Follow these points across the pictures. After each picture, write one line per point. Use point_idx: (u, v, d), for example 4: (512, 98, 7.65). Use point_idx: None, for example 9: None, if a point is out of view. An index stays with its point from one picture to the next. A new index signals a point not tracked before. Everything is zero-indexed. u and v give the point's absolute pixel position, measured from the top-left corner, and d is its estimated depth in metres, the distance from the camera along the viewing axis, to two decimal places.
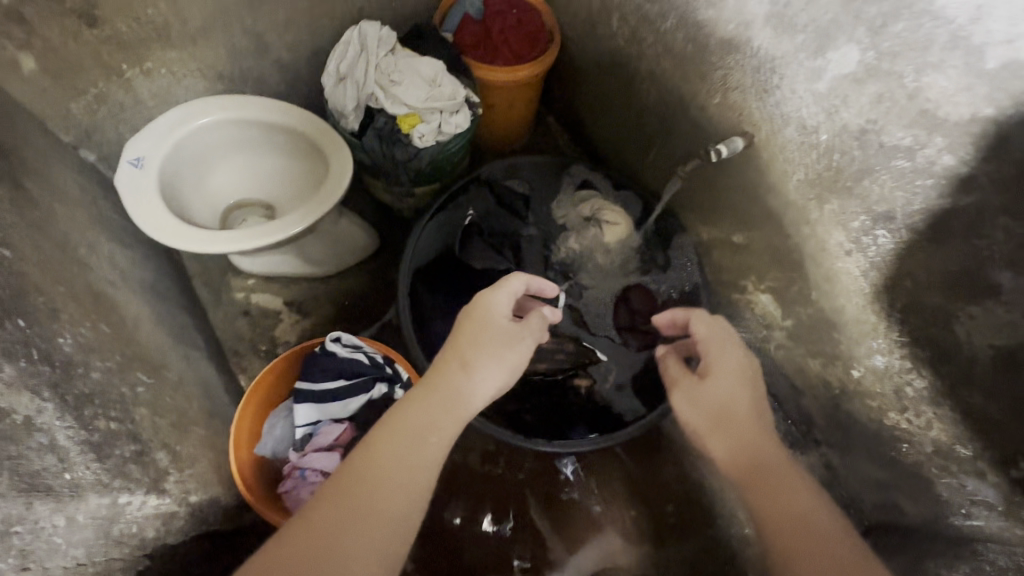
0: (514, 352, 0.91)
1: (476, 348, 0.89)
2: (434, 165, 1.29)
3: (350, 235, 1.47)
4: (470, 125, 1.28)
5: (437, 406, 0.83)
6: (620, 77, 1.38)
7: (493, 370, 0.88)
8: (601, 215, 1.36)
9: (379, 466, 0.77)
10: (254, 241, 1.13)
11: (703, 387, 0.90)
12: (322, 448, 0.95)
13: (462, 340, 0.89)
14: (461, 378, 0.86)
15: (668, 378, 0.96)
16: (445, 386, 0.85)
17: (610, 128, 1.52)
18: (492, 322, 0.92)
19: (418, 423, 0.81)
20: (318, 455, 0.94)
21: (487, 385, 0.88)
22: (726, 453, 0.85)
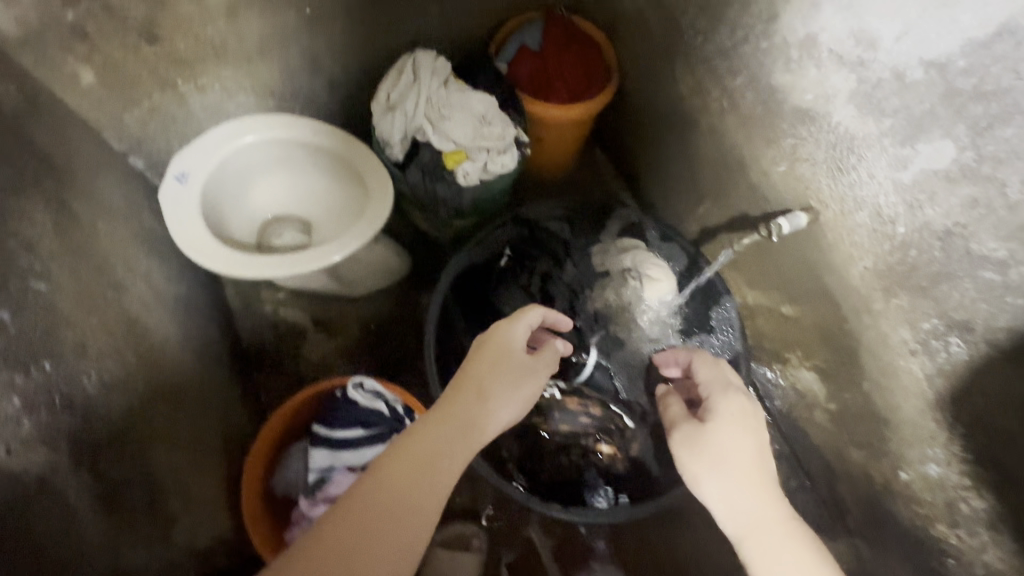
0: (529, 385, 0.86)
1: (493, 378, 0.84)
2: (476, 203, 1.26)
3: (382, 260, 1.43)
4: (517, 166, 1.23)
5: (453, 434, 0.76)
6: (679, 126, 1.31)
7: (509, 400, 0.83)
8: (643, 268, 1.29)
9: (388, 491, 0.70)
10: (286, 268, 1.11)
11: (707, 431, 0.85)
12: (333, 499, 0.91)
13: (479, 368, 0.84)
14: (478, 405, 0.80)
15: (669, 419, 0.91)
16: (464, 415, 0.79)
17: (661, 174, 1.45)
18: (511, 352, 0.87)
19: (432, 448, 0.74)
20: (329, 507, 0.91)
21: (504, 415, 0.83)
22: (721, 499, 0.81)
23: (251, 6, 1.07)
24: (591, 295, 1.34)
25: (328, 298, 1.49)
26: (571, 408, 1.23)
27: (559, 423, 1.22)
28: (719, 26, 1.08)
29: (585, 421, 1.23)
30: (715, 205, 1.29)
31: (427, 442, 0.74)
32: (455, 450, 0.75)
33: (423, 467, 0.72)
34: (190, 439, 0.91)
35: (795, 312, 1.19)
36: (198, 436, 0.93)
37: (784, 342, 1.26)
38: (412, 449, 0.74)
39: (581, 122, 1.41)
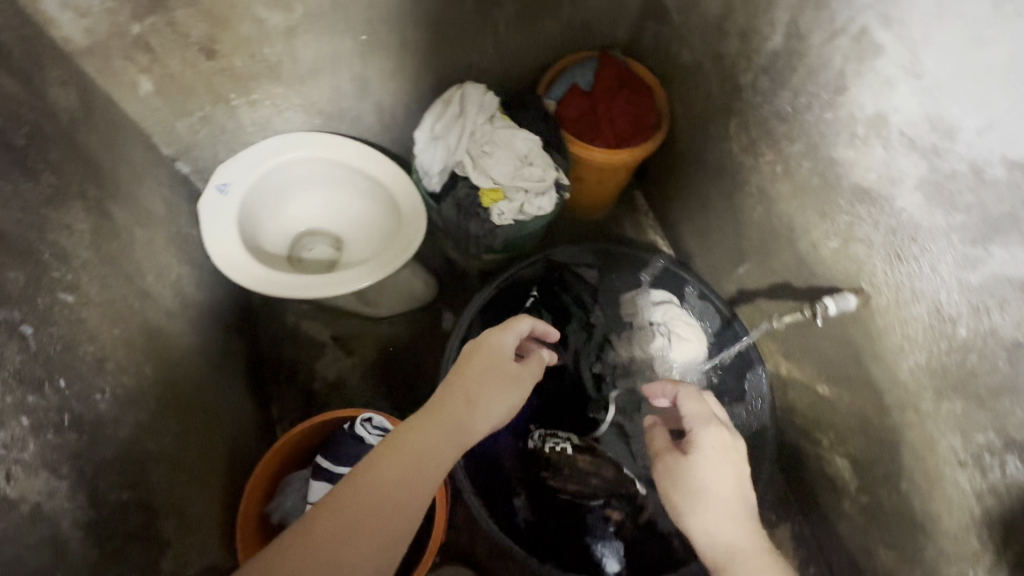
0: (516, 393, 0.82)
1: (483, 382, 0.80)
2: (508, 242, 1.23)
3: (409, 286, 1.44)
4: (554, 210, 1.21)
5: (437, 436, 0.73)
6: (727, 184, 1.27)
7: (498, 404, 0.79)
8: (674, 327, 1.26)
9: (367, 490, 0.66)
10: (311, 290, 1.12)
11: (690, 464, 0.80)
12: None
13: (468, 373, 0.80)
14: (465, 408, 0.77)
15: (654, 452, 0.85)
16: (453, 420, 0.75)
17: (704, 229, 1.40)
18: (500, 358, 0.83)
19: (415, 450, 0.71)
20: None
21: (492, 418, 0.79)
22: (703, 535, 0.75)
23: (309, 30, 1.09)
24: (618, 346, 1.31)
25: (351, 315, 1.48)
26: (584, 465, 1.17)
27: (569, 479, 1.16)
28: (781, 90, 1.03)
29: (598, 481, 1.16)
30: (758, 269, 1.23)
31: (408, 443, 0.71)
32: (438, 451, 0.72)
33: (404, 469, 0.69)
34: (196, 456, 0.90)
35: (831, 392, 1.10)
36: (203, 453, 0.93)
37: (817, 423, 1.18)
38: (391, 449, 0.70)
39: (624, 167, 1.38)
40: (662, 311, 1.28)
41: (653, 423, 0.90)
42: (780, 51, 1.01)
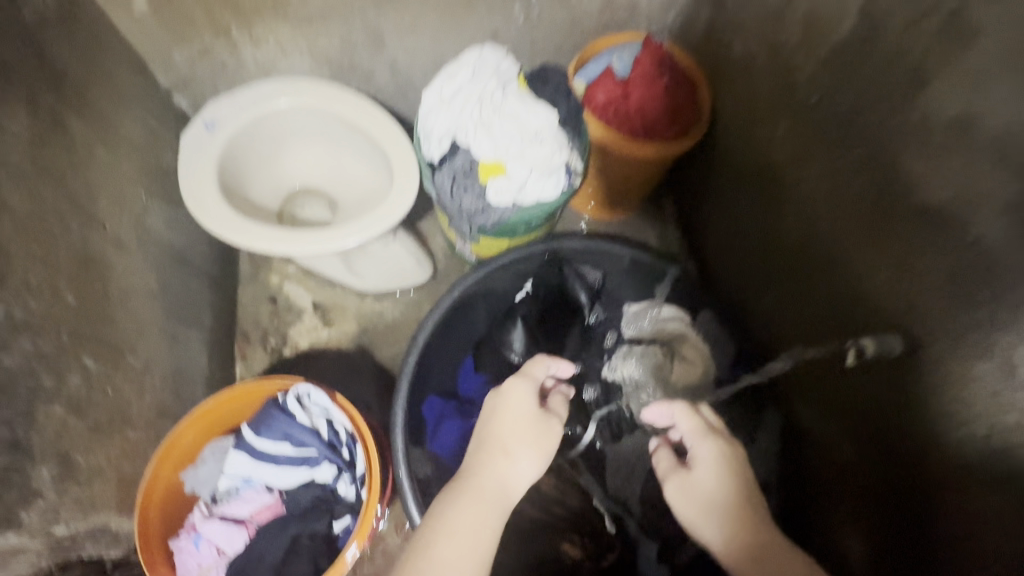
0: (548, 443, 0.86)
1: (512, 438, 0.84)
2: (503, 226, 1.11)
3: (397, 261, 1.30)
4: (559, 196, 1.08)
5: (476, 497, 0.77)
6: (762, 198, 1.10)
7: (529, 454, 0.84)
8: (677, 347, 1.12)
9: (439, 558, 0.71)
10: (279, 245, 1.02)
11: (697, 480, 0.81)
12: (236, 521, 0.83)
13: (495, 432, 0.85)
14: (498, 465, 0.81)
15: (663, 475, 0.85)
16: (488, 481, 0.79)
17: (728, 247, 1.24)
18: (521, 412, 0.88)
19: (461, 516, 0.75)
20: (230, 529, 0.81)
21: (527, 467, 0.83)
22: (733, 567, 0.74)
23: None
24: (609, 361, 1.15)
25: (336, 285, 1.39)
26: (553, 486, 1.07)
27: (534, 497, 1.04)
28: (842, 86, 0.87)
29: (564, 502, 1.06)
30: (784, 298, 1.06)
31: (453, 507, 0.76)
32: (484, 509, 0.76)
33: (457, 533, 0.73)
34: (111, 401, 0.82)
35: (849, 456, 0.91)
36: (122, 400, 0.85)
37: None
38: (438, 520, 0.75)
39: (649, 165, 1.24)
40: (666, 328, 1.15)
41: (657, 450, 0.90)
42: (850, 38, 0.85)
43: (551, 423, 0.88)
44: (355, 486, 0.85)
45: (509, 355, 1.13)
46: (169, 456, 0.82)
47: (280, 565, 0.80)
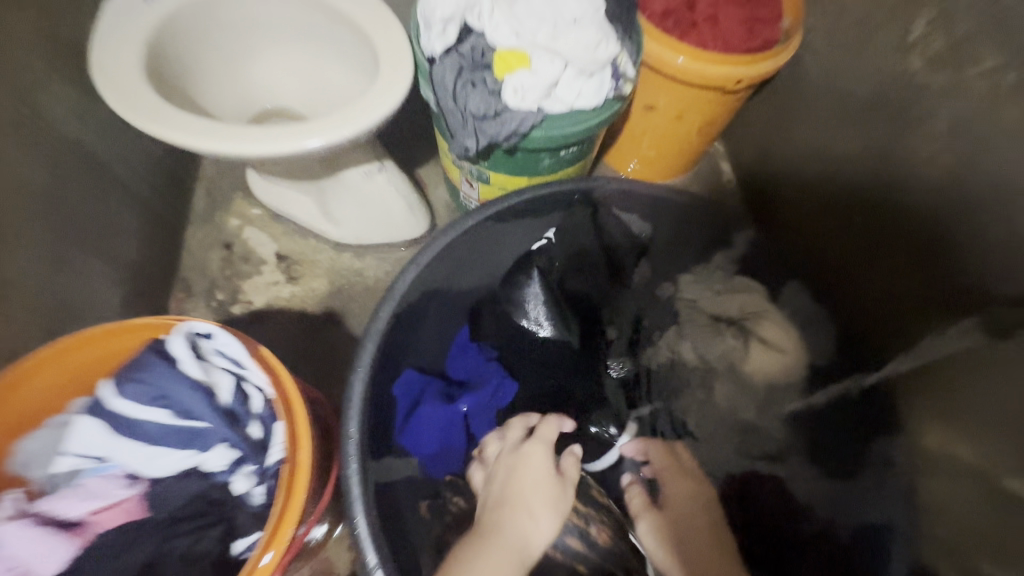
0: (565, 505, 0.72)
1: (535, 494, 0.71)
2: (525, 148, 0.82)
3: (383, 202, 1.02)
4: (602, 109, 0.79)
5: (499, 558, 0.65)
6: (883, 132, 0.81)
7: (551, 514, 0.70)
8: (756, 325, 0.80)
9: None
10: (215, 142, 0.72)
11: (670, 516, 0.76)
12: (60, 526, 0.55)
13: (518, 484, 0.71)
14: (520, 524, 0.68)
15: (631, 513, 0.77)
16: (509, 543, 0.66)
17: (818, 208, 0.94)
18: (540, 467, 0.73)
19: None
20: (47, 538, 0.53)
21: (550, 529, 0.69)
22: None
23: None
24: (656, 344, 0.85)
25: (309, 234, 1.12)
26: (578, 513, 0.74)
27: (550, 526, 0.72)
28: None
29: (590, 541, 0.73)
30: (920, 267, 0.75)
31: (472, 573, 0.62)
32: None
33: None
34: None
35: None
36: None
37: None
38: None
39: (717, 94, 0.95)
40: (738, 302, 0.83)
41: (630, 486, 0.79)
42: None
43: (571, 477, 0.75)
44: (264, 482, 0.57)
45: (519, 320, 0.83)
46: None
47: None
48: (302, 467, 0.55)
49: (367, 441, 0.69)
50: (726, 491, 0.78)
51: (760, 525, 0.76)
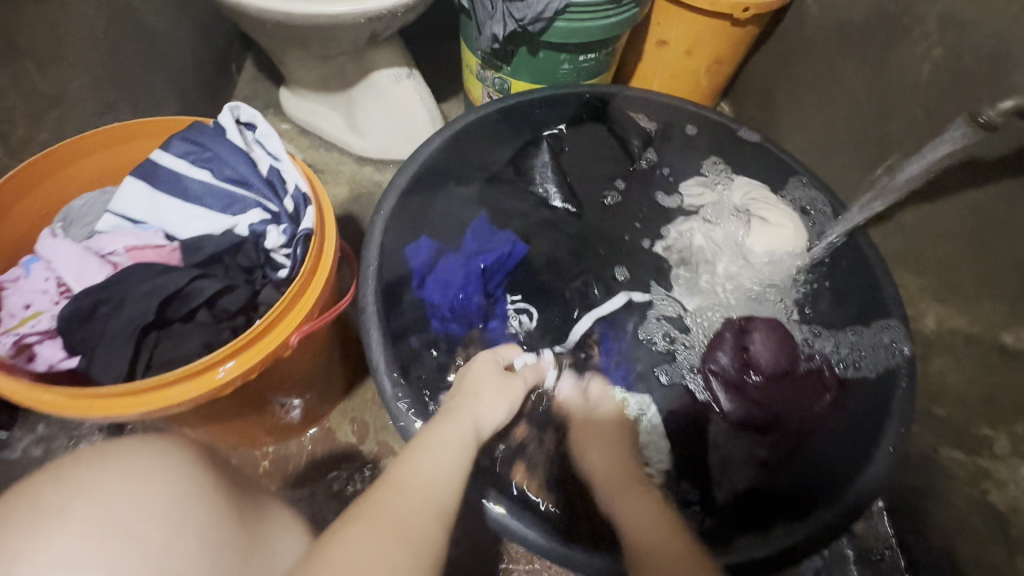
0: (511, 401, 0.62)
1: (481, 380, 0.62)
2: (545, 38, 0.88)
3: (409, 114, 1.07)
4: (621, 3, 0.84)
5: (452, 425, 0.54)
6: (879, 52, 0.86)
7: (499, 399, 0.61)
8: (756, 208, 0.84)
9: (429, 463, 0.48)
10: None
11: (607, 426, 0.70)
12: (101, 256, 0.53)
13: (462, 382, 0.62)
14: (469, 402, 0.58)
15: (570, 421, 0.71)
16: (462, 418, 0.56)
17: (829, 123, 0.97)
18: (486, 366, 0.65)
19: (404, 472, 0.47)
20: (88, 260, 0.52)
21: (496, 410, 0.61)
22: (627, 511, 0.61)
23: None
24: (664, 234, 0.91)
25: (332, 148, 1.16)
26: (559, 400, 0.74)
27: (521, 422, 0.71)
28: None
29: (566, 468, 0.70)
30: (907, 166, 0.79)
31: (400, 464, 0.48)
32: (448, 448, 0.51)
33: (435, 449, 0.50)
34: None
35: None
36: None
37: (988, 415, 0.70)
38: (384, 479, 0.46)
39: (724, 23, 0.99)
40: (742, 191, 0.87)
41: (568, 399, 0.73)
42: None
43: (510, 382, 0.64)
44: (291, 249, 0.55)
45: (534, 189, 0.90)
46: (30, 187, 0.57)
47: (155, 340, 0.50)
48: (329, 250, 0.58)
49: (386, 278, 0.71)
50: (717, 336, 0.81)
51: (760, 365, 0.77)
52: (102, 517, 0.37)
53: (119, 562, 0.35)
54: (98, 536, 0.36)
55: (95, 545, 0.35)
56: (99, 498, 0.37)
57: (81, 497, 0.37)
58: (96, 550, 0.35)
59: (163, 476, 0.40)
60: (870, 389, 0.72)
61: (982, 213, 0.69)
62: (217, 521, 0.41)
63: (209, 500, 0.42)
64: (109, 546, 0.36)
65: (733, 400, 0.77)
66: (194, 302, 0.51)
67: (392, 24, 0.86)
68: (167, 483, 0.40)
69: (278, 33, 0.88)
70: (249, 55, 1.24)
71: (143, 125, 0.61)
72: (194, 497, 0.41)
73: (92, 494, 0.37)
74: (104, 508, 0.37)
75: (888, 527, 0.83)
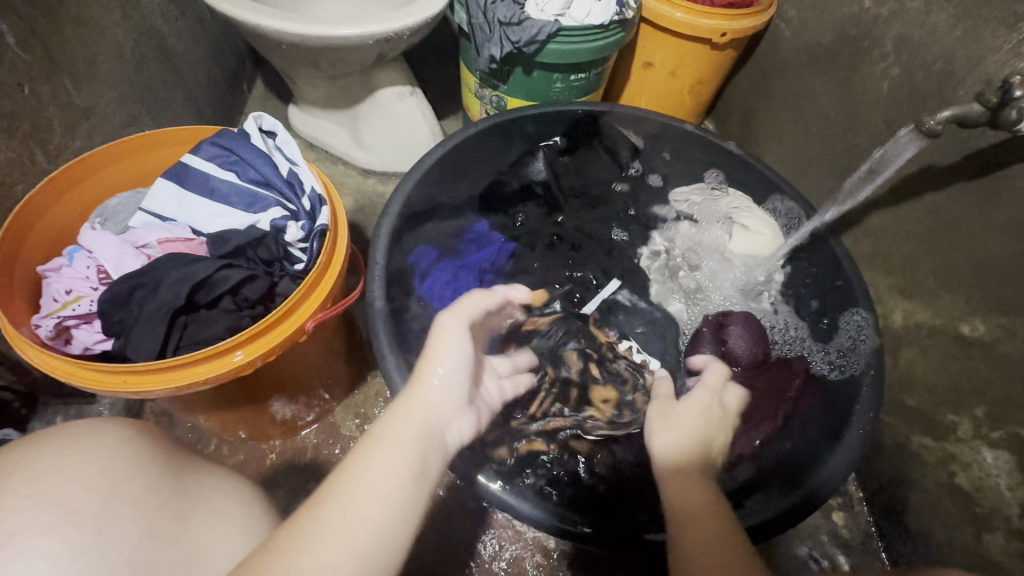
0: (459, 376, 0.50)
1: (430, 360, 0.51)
2: (539, 59, 0.95)
3: (412, 128, 1.14)
4: (609, 27, 0.92)
5: (386, 436, 0.44)
6: (845, 72, 0.93)
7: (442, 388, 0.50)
8: (737, 216, 0.91)
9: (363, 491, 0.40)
10: (274, 21, 0.86)
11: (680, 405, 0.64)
12: (136, 247, 0.59)
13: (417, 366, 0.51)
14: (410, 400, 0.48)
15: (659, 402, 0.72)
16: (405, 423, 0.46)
17: (802, 137, 1.05)
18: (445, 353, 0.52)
19: (321, 538, 0.37)
20: (126, 250, 0.58)
21: (443, 389, 0.49)
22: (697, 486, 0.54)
23: None
24: (652, 239, 0.97)
25: (338, 161, 1.22)
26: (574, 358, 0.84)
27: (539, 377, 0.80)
28: None
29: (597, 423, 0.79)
30: (872, 174, 0.86)
31: (310, 518, 0.38)
32: (387, 496, 0.41)
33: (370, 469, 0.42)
34: (15, 96, 0.65)
35: (983, 335, 0.70)
36: (28, 106, 0.67)
37: (953, 401, 0.74)
38: (288, 539, 0.37)
39: (704, 46, 1.08)
40: (723, 200, 0.94)
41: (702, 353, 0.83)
42: None
43: (459, 350, 0.51)
44: (308, 243, 0.61)
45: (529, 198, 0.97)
46: (67, 189, 0.63)
47: (186, 320, 0.56)
48: (341, 244, 0.63)
49: (390, 275, 0.76)
50: (698, 334, 0.86)
51: (739, 357, 0.82)
52: (32, 491, 0.36)
53: (52, 530, 0.35)
54: (33, 506, 0.36)
55: (29, 516, 0.36)
56: (30, 475, 0.37)
57: (11, 476, 0.37)
58: (29, 520, 0.35)
59: (92, 449, 0.40)
60: (845, 380, 0.77)
61: (939, 216, 0.76)
62: (154, 487, 0.41)
63: (145, 467, 0.41)
64: (44, 516, 0.36)
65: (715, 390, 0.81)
66: (221, 288, 0.56)
67: (398, 45, 0.93)
68: (98, 454, 0.40)
69: (292, 52, 0.95)
70: (259, 76, 1.31)
71: (168, 133, 0.67)
72: (129, 466, 0.40)
73: (22, 473, 0.37)
74: (33, 484, 0.37)
75: (869, 520, 0.86)
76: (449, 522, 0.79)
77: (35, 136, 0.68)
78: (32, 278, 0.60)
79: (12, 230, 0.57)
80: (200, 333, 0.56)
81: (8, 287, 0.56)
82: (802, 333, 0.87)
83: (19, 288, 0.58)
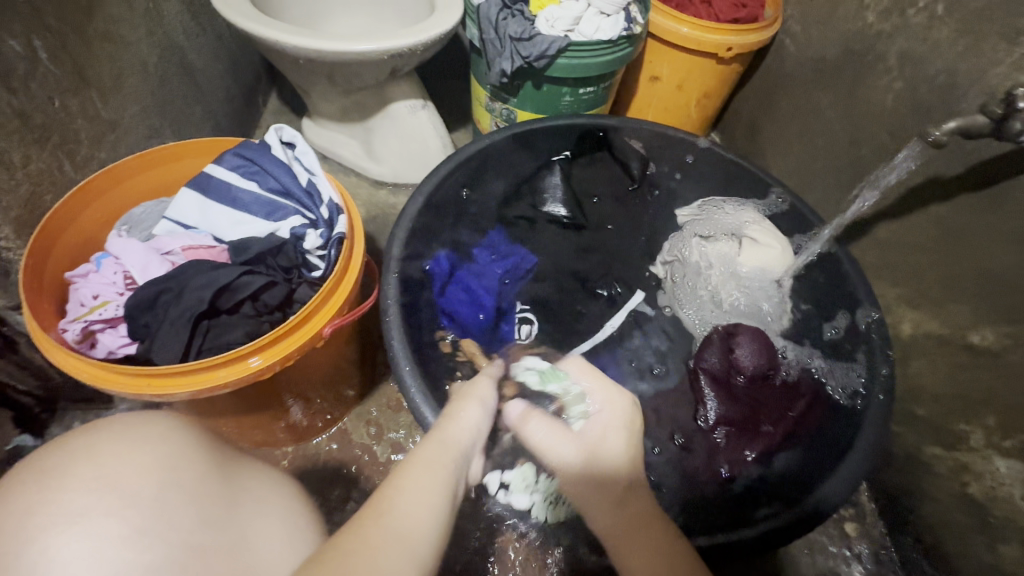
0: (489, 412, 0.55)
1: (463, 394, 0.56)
2: (548, 73, 0.97)
3: (424, 140, 1.16)
4: (616, 42, 0.94)
5: (429, 464, 0.46)
6: (848, 85, 0.95)
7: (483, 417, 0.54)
8: (747, 229, 0.91)
9: (414, 506, 0.41)
10: (291, 37, 0.88)
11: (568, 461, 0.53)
12: (160, 254, 0.62)
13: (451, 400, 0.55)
14: (450, 428, 0.51)
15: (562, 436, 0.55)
16: (453, 444, 0.49)
17: (807, 150, 1.06)
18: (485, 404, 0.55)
19: (385, 541, 0.38)
20: (151, 257, 0.60)
21: (476, 426, 0.53)
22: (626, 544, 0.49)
23: None
24: (663, 249, 0.99)
25: (350, 172, 1.25)
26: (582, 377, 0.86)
27: None
28: None
29: None
30: (879, 186, 0.87)
31: (367, 525, 0.38)
32: (431, 510, 0.42)
33: (420, 485, 0.43)
34: (46, 109, 0.67)
35: (992, 344, 0.71)
36: (57, 118, 0.69)
37: (962, 410, 0.75)
38: (348, 542, 0.37)
39: (711, 60, 1.10)
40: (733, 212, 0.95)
41: (732, 350, 0.83)
42: None
43: (489, 395, 0.56)
44: (326, 250, 0.62)
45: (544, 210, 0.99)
46: (93, 199, 0.65)
47: (208, 324, 0.57)
48: (356, 253, 0.64)
49: (404, 284, 0.77)
50: (706, 341, 0.86)
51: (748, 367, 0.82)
52: (98, 475, 0.37)
53: (114, 512, 0.36)
54: (98, 490, 0.37)
55: (93, 498, 0.36)
56: (94, 460, 0.38)
57: (77, 461, 0.38)
58: (94, 502, 0.36)
59: (151, 438, 0.41)
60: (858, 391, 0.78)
61: (945, 226, 0.77)
62: (205, 477, 0.42)
63: (196, 458, 0.42)
64: (108, 499, 0.37)
65: (723, 397, 0.81)
66: (242, 294, 0.58)
67: (412, 59, 0.95)
68: (157, 443, 0.41)
69: (308, 67, 0.97)
70: (274, 90, 1.34)
71: (186, 146, 0.69)
72: (182, 454, 0.42)
73: (86, 458, 0.38)
74: (99, 468, 0.38)
75: (881, 532, 0.86)
76: (461, 529, 0.80)
77: (64, 147, 0.70)
78: (59, 283, 0.62)
79: (42, 236, 0.59)
80: (222, 337, 0.57)
81: (37, 293, 0.58)
82: (805, 340, 0.87)
83: (48, 293, 0.60)
